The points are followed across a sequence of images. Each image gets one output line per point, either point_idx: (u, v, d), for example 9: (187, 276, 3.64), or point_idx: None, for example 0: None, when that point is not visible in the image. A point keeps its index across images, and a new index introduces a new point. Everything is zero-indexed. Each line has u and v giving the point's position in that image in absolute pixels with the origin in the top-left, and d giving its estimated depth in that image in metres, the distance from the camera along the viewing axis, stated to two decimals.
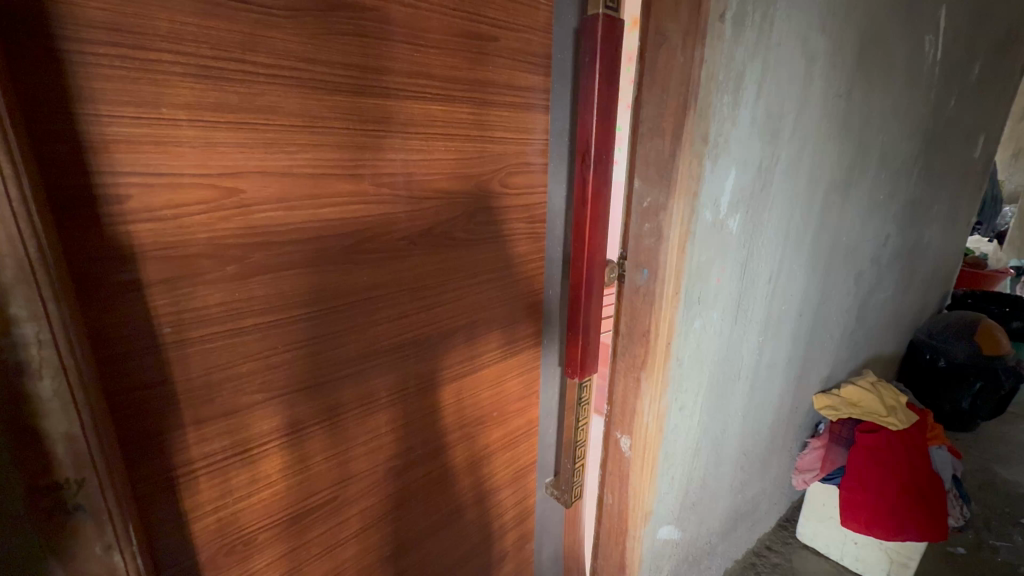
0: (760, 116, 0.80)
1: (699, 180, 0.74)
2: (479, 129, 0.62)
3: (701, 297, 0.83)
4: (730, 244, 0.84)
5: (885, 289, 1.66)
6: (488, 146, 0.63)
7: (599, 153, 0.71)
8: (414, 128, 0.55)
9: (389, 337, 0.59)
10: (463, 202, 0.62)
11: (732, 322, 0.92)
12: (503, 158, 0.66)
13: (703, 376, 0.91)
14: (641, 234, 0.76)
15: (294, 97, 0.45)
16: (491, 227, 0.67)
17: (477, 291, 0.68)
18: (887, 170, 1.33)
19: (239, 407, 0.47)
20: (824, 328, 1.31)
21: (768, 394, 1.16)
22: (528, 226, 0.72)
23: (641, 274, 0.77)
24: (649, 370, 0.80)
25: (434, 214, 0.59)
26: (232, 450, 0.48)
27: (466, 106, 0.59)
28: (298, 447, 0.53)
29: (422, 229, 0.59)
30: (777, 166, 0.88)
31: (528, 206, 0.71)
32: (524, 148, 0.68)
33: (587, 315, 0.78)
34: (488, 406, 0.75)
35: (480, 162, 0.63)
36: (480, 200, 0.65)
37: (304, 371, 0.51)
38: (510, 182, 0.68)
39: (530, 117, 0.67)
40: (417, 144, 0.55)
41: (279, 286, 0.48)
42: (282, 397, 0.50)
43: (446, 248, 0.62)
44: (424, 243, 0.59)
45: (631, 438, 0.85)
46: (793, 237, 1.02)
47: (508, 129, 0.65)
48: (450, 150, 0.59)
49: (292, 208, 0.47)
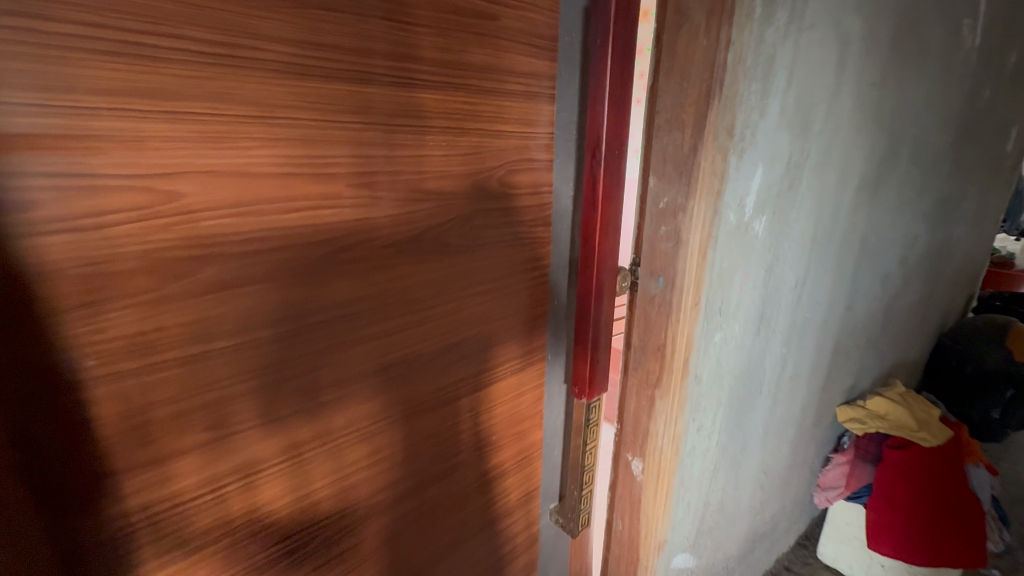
0: (790, 106, 0.71)
1: (724, 178, 0.65)
2: (475, 121, 0.54)
3: (725, 309, 0.75)
4: (755, 250, 0.75)
5: (911, 291, 1.57)
6: (484, 139, 0.56)
7: (612, 146, 0.64)
8: (399, 119, 0.47)
9: (373, 358, 0.52)
10: (459, 203, 0.55)
11: (755, 333, 0.84)
12: (502, 155, 0.58)
13: (724, 394, 0.83)
14: (658, 239, 0.68)
15: (248, 81, 0.38)
16: (487, 233, 0.59)
17: (473, 304, 0.60)
18: (918, 165, 1.24)
19: (191, 441, 0.41)
20: (848, 336, 1.22)
21: (791, 409, 1.07)
22: (532, 230, 0.64)
23: (655, 282, 0.70)
24: (664, 389, 0.74)
25: (425, 217, 0.52)
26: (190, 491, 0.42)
27: (460, 96, 0.52)
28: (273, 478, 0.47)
29: (409, 234, 0.51)
30: (806, 163, 0.79)
31: (532, 208, 0.63)
32: (526, 143, 0.60)
33: (597, 328, 0.72)
34: (487, 432, 0.67)
35: (474, 158, 0.55)
36: (477, 200, 0.57)
37: (268, 396, 0.44)
38: (510, 182, 0.60)
39: (534, 108, 0.60)
40: (405, 140, 0.48)
41: (242, 304, 0.41)
42: (245, 426, 0.43)
43: (438, 257, 0.55)
44: (412, 251, 0.52)
45: (644, 462, 0.78)
46: (821, 240, 0.93)
47: (509, 121, 0.58)
48: (439, 145, 0.51)
49: (247, 214, 0.39)
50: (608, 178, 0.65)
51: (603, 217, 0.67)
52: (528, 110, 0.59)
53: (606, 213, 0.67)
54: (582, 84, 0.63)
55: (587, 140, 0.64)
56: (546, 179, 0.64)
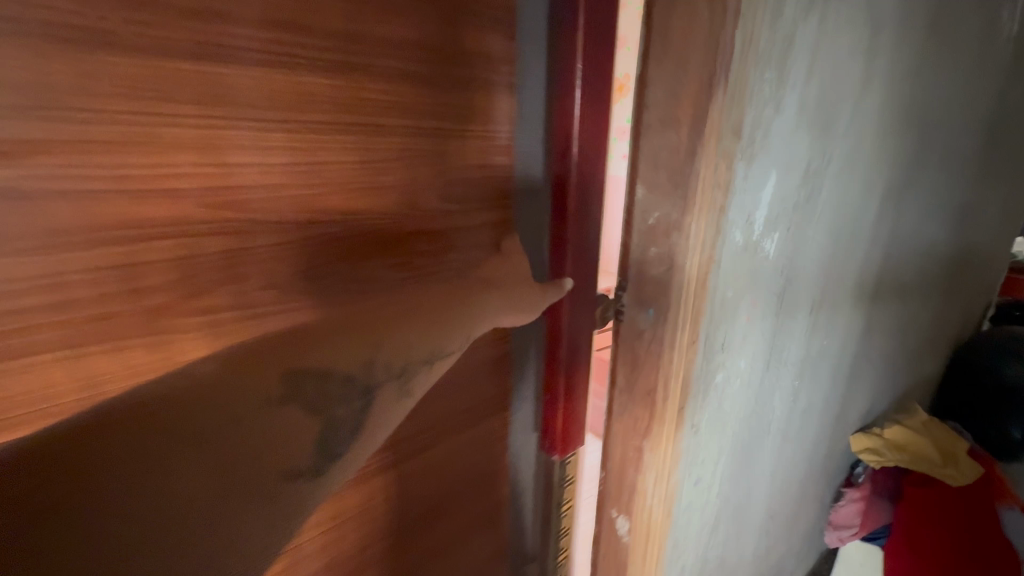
0: (812, 99, 0.58)
1: (729, 189, 0.52)
2: (401, 118, 0.42)
3: (727, 347, 0.62)
4: (765, 274, 0.62)
5: (933, 304, 1.43)
6: (414, 142, 0.43)
7: (586, 150, 0.51)
8: (288, 116, 0.35)
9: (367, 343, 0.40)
10: (380, 226, 0.43)
11: (764, 368, 0.71)
12: (441, 160, 0.46)
13: (726, 440, 0.70)
14: (649, 264, 0.56)
15: (20, 62, 0.26)
16: (424, 258, 0.47)
17: (523, 309, 0.50)
18: (948, 167, 1.10)
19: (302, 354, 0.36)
20: (866, 358, 1.10)
21: (802, 443, 0.95)
22: (483, 255, 0.53)
23: (645, 314, 0.58)
24: (655, 441, 0.61)
25: (327, 245, 0.40)
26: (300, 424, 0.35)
27: (380, 85, 0.40)
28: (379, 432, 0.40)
29: (306, 269, 0.39)
30: (828, 168, 0.66)
31: (483, 227, 0.52)
32: (473, 146, 0.48)
33: (572, 369, 0.60)
34: (426, 492, 0.57)
35: (402, 165, 0.43)
36: (406, 220, 0.45)
37: (370, 318, 0.42)
38: (454, 194, 0.48)
39: (483, 102, 0.48)
40: (297, 144, 0.36)
41: (41, 376, 0.30)
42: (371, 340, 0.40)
43: (352, 295, 0.42)
44: (312, 291, 0.40)
45: (631, 521, 0.66)
46: (841, 256, 0.80)
47: (451, 117, 0.46)
48: (349, 150, 0.39)
49: (36, 250, 0.28)
50: (577, 193, 0.52)
51: (577, 240, 0.54)
52: (474, 105, 0.47)
53: (575, 234, 0.54)
54: (546, 72, 0.51)
55: (553, 143, 0.52)
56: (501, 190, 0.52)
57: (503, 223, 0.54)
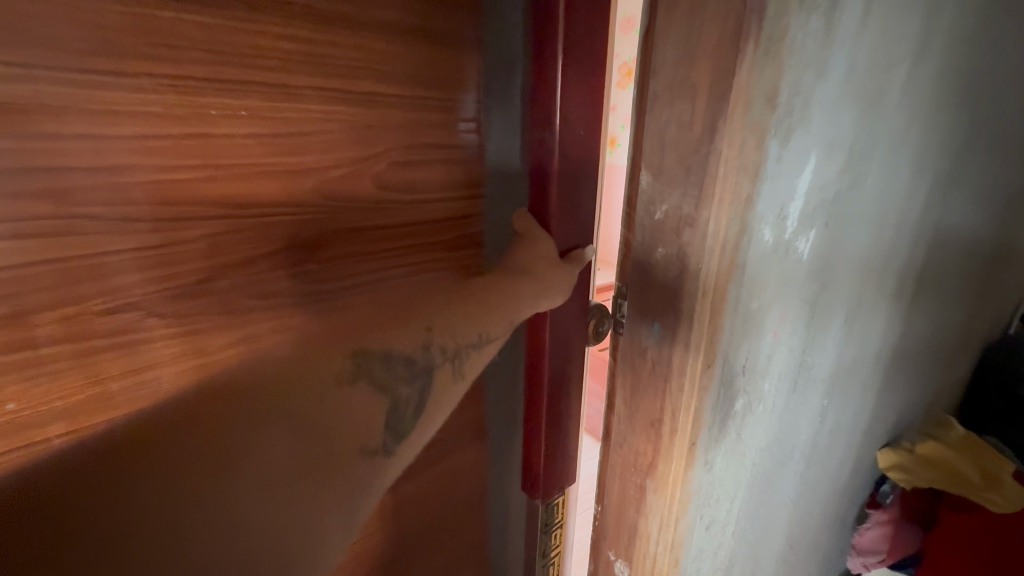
0: (863, 60, 0.47)
1: (758, 175, 0.40)
2: (317, 80, 0.32)
3: (750, 368, 0.52)
4: (797, 278, 0.51)
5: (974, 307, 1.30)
6: (339, 112, 0.33)
7: (569, 126, 0.40)
8: (140, 68, 0.26)
9: (411, 331, 0.36)
10: (304, 225, 0.34)
11: (791, 387, 0.60)
12: (380, 137, 0.36)
13: (745, 472, 0.59)
14: (656, 270, 0.45)
15: None
16: (357, 261, 0.38)
17: (545, 296, 0.42)
18: (998, 152, 0.97)
19: (363, 335, 0.32)
20: (900, 367, 0.98)
21: (828, 463, 0.85)
22: (445, 259, 0.43)
23: (650, 329, 0.47)
24: (660, 481, 0.50)
25: (212, 250, 0.30)
26: (368, 409, 0.31)
27: (284, 32, 0.30)
28: (439, 412, 0.37)
29: (187, 284, 0.30)
30: (875, 149, 0.55)
31: (442, 225, 0.42)
32: (421, 120, 0.38)
33: (555, 411, 0.52)
34: (374, 536, 0.48)
35: (326, 143, 0.33)
36: (338, 218, 0.35)
37: (415, 301, 0.39)
38: (397, 181, 0.38)
39: (435, 65, 0.38)
40: (156, 106, 0.27)
41: None
42: (424, 319, 0.37)
43: (260, 314, 0.34)
44: (197, 312, 0.31)
45: (630, 567, 0.56)
46: (882, 253, 0.69)
47: (392, 83, 0.36)
48: (236, 120, 0.29)
49: None
50: (562, 182, 0.42)
51: (561, 238, 0.45)
52: (422, 68, 0.37)
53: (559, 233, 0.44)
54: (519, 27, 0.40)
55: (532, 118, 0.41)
56: (466, 179, 0.42)
57: (470, 220, 0.44)
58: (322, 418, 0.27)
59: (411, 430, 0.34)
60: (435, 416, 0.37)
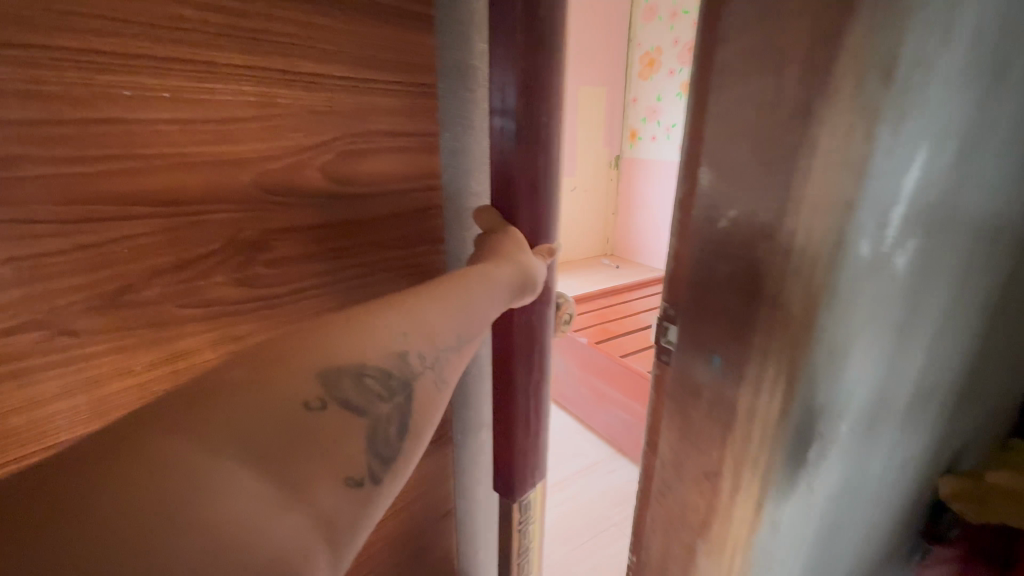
0: (993, 25, 0.36)
1: (864, 174, 0.31)
2: (252, 59, 0.31)
3: (826, 410, 0.42)
4: (890, 299, 0.42)
5: None
6: (275, 99, 0.33)
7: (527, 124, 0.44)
8: (29, 37, 0.23)
9: (390, 334, 0.29)
10: (243, 223, 0.33)
11: (868, 424, 0.51)
12: (324, 121, 0.36)
13: (811, 526, 0.50)
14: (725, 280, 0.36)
15: None
16: (307, 259, 0.37)
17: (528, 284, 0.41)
18: None
19: (325, 345, 0.26)
20: (975, 389, 0.86)
21: (891, 496, 0.75)
22: (403, 253, 0.45)
23: (708, 363, 0.38)
24: (713, 544, 0.42)
25: (132, 254, 0.28)
26: (339, 433, 0.25)
27: (210, 6, 0.29)
28: (429, 421, 0.31)
29: (106, 293, 0.28)
30: (987, 140, 0.45)
31: (404, 219, 0.44)
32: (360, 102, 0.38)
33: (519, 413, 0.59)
34: None
35: (261, 132, 0.32)
36: (274, 216, 0.34)
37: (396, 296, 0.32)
38: (349, 173, 0.38)
39: (374, 55, 0.38)
40: (57, 83, 0.24)
41: None
42: (402, 317, 0.30)
43: (193, 326, 0.32)
44: (115, 326, 0.29)
45: None
46: (975, 265, 0.58)
47: (329, 68, 0.35)
48: (153, 100, 0.28)
49: None
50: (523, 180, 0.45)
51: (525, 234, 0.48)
52: (362, 63, 0.37)
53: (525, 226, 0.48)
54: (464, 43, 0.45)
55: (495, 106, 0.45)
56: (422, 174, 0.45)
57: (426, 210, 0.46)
58: (286, 448, 0.23)
59: (394, 454, 0.28)
60: (427, 427, 0.31)
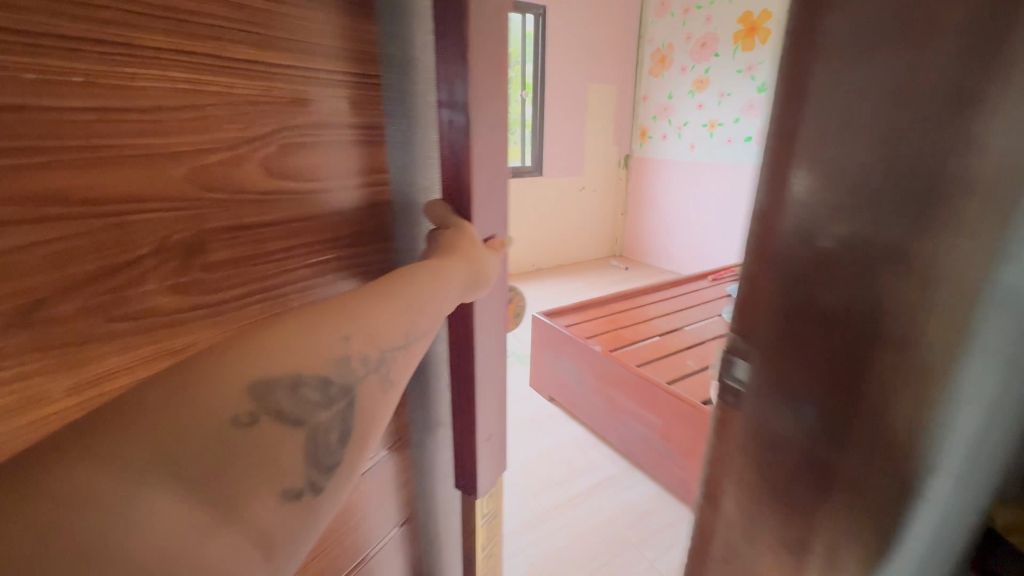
0: None
1: None
2: (180, 49, 0.31)
3: (933, 464, 0.35)
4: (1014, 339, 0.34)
5: None
6: (206, 89, 0.33)
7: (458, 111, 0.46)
8: None
9: (326, 337, 0.33)
10: (180, 223, 0.33)
11: (964, 479, 0.43)
12: (257, 111, 0.36)
13: None
14: (802, 305, 0.35)
15: None
16: (265, 261, 0.39)
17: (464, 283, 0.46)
18: None
19: (260, 361, 0.30)
20: None
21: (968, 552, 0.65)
22: (355, 251, 0.47)
23: None
24: None
25: (58, 260, 0.27)
26: (273, 446, 0.29)
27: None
28: (372, 427, 0.36)
29: (22, 310, 0.26)
30: None
31: (353, 220, 0.46)
32: (292, 91, 0.38)
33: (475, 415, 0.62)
34: None
35: (194, 124, 0.32)
36: (222, 216, 0.35)
37: (333, 301, 0.36)
38: (291, 166, 0.39)
39: (307, 53, 0.39)
40: None
41: None
42: (338, 326, 0.34)
43: (126, 338, 0.31)
44: (35, 343, 0.27)
45: None
46: None
47: (262, 56, 0.36)
48: (71, 87, 0.27)
49: None
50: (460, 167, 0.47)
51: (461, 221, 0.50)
52: (296, 60, 0.38)
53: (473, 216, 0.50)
54: (404, 41, 0.47)
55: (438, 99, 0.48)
56: (368, 172, 0.46)
57: (374, 210, 0.48)
58: (223, 468, 0.27)
59: (334, 458, 0.32)
60: (366, 428, 0.36)
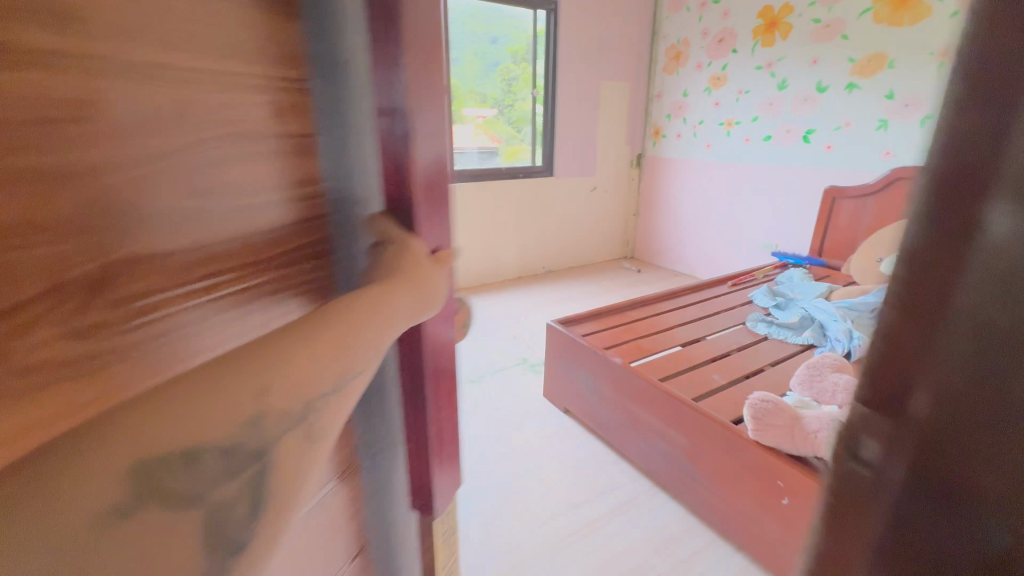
0: None
1: None
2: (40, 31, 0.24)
3: None
4: None
5: None
6: (94, 98, 0.26)
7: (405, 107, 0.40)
8: None
9: (233, 392, 0.27)
10: (65, 258, 0.26)
11: None
12: (164, 105, 0.30)
13: None
14: (953, 494, 0.20)
15: None
16: (180, 291, 0.32)
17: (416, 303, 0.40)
18: None
19: (139, 430, 0.25)
20: None
21: None
22: (293, 268, 0.41)
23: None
24: None
25: None
26: (161, 533, 0.25)
27: None
28: (295, 487, 0.31)
29: None
30: None
31: (289, 236, 0.40)
32: (209, 81, 0.32)
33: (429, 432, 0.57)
34: None
35: (65, 126, 0.25)
36: (115, 245, 0.28)
37: (245, 346, 0.30)
38: (210, 172, 0.33)
39: (220, 62, 0.33)
40: None
41: None
42: (262, 376, 0.28)
43: None
44: None
45: None
46: None
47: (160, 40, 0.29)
48: None
49: None
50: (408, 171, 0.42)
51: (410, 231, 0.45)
52: (206, 66, 0.32)
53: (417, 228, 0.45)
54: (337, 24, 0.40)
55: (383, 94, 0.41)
56: (298, 186, 0.40)
57: (310, 225, 0.42)
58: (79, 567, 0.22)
59: (244, 539, 0.28)
60: (290, 490, 0.31)
